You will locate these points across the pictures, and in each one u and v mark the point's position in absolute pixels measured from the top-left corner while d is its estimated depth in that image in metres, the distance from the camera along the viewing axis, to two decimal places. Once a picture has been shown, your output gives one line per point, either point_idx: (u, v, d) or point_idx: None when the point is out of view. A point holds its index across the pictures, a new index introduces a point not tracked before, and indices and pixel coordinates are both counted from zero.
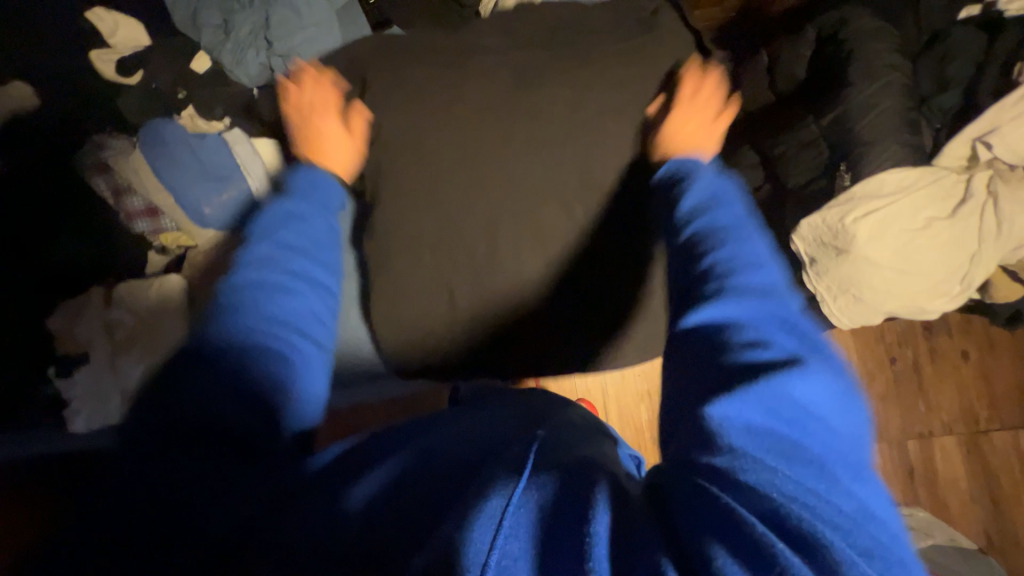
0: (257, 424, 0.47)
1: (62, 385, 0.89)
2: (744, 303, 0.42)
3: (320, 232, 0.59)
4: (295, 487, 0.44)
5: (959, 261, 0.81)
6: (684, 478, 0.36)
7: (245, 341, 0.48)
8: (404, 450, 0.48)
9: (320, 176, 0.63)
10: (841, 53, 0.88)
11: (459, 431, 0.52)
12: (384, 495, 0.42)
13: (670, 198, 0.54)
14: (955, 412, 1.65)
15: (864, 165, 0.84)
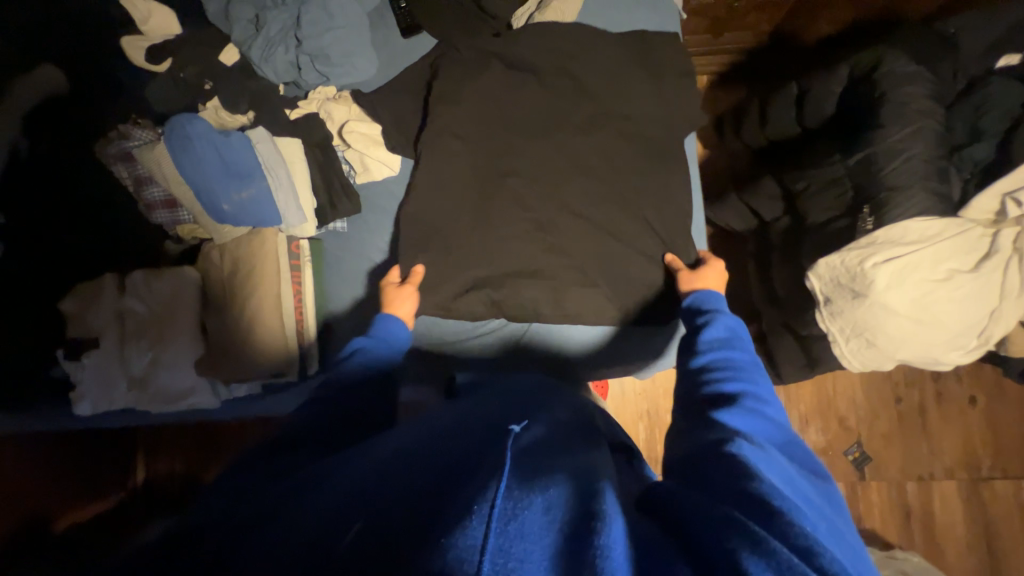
0: (320, 478, 0.52)
1: (70, 368, 0.88)
2: (761, 424, 0.59)
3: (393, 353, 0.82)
4: (334, 496, 0.48)
5: (979, 315, 0.80)
6: (709, 516, 0.43)
7: (316, 467, 0.56)
8: (428, 462, 0.52)
9: (393, 326, 0.85)
10: (874, 94, 0.87)
11: (469, 440, 0.56)
12: (415, 503, 0.46)
13: (694, 334, 0.79)
14: (957, 456, 1.63)
15: (889, 210, 0.82)
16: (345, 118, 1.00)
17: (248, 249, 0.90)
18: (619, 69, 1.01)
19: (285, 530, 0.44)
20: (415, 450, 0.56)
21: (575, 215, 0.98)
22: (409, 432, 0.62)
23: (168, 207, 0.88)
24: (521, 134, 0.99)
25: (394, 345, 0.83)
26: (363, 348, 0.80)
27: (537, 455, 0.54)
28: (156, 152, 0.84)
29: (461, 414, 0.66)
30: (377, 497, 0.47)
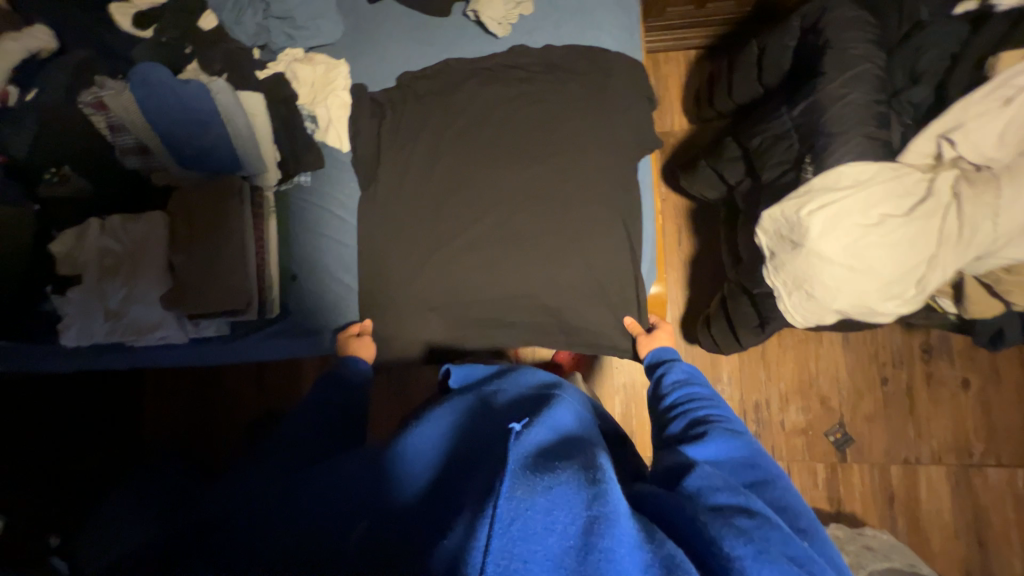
0: (363, 492, 0.63)
1: (58, 301, 0.99)
2: (735, 441, 0.69)
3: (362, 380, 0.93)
4: (375, 518, 0.59)
5: (915, 262, 0.78)
6: (706, 529, 0.52)
7: (350, 479, 0.65)
8: (449, 484, 0.63)
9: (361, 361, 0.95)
10: (818, 42, 0.87)
11: (471, 457, 0.65)
12: (449, 517, 0.56)
13: (663, 376, 0.88)
14: (946, 441, 1.56)
15: (827, 156, 0.82)
16: (313, 80, 1.05)
17: (214, 192, 0.97)
18: (569, 25, 1.03)
19: (356, 539, 0.56)
20: (445, 469, 0.66)
21: (522, 167, 1.00)
22: (431, 431, 0.72)
23: (139, 152, 0.96)
24: (474, 91, 1.03)
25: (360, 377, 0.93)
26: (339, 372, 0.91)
27: (538, 450, 0.61)
28: (127, 101, 0.92)
29: (460, 426, 0.74)
30: (415, 513, 0.59)
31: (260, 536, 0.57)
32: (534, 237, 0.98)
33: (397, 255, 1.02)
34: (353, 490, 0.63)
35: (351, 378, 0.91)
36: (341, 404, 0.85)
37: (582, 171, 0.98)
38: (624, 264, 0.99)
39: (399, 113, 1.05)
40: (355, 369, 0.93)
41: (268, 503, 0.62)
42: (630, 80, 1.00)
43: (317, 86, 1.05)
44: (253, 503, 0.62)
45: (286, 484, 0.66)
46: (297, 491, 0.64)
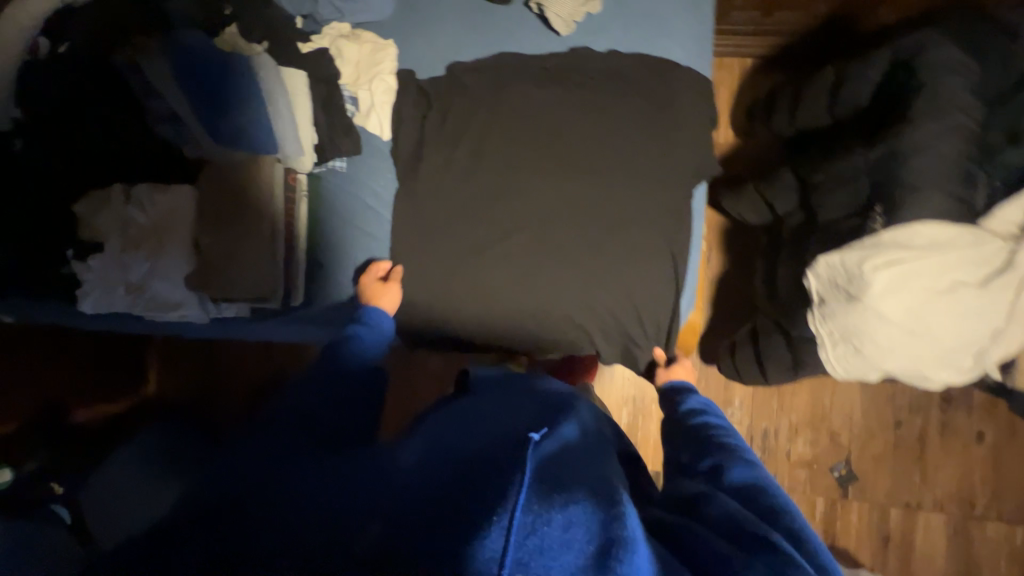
0: (356, 471, 0.57)
1: (78, 268, 0.95)
2: (751, 470, 0.67)
3: (377, 348, 0.86)
4: (366, 497, 0.53)
5: (979, 335, 0.75)
6: (723, 562, 0.51)
7: (347, 462, 0.60)
8: (453, 472, 0.58)
9: (381, 320, 0.89)
10: (908, 85, 0.81)
11: (478, 450, 0.61)
12: (453, 512, 0.51)
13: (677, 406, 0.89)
14: (950, 490, 1.56)
15: (900, 211, 0.78)
16: (358, 59, 1.00)
17: (250, 174, 0.92)
18: (637, 31, 0.96)
19: (358, 509, 0.51)
20: (456, 452, 0.62)
21: (570, 179, 0.95)
22: (442, 430, 0.69)
23: (172, 122, 0.91)
24: (527, 91, 0.97)
25: (375, 346, 0.86)
26: (356, 335, 0.85)
27: (557, 462, 0.60)
28: (163, 68, 0.87)
29: (470, 423, 0.70)
30: (423, 489, 0.55)
31: (253, 493, 0.52)
32: (574, 253, 0.94)
33: (429, 256, 0.97)
34: (349, 471, 0.58)
35: (365, 346, 0.84)
36: (348, 371, 0.78)
37: (631, 191, 0.94)
38: (665, 292, 0.95)
39: (446, 107, 0.99)
40: (372, 336, 0.86)
41: (262, 466, 0.57)
42: (695, 99, 0.94)
43: (362, 66, 1.00)
44: (246, 463, 0.58)
45: (283, 451, 0.61)
46: (296, 462, 0.59)
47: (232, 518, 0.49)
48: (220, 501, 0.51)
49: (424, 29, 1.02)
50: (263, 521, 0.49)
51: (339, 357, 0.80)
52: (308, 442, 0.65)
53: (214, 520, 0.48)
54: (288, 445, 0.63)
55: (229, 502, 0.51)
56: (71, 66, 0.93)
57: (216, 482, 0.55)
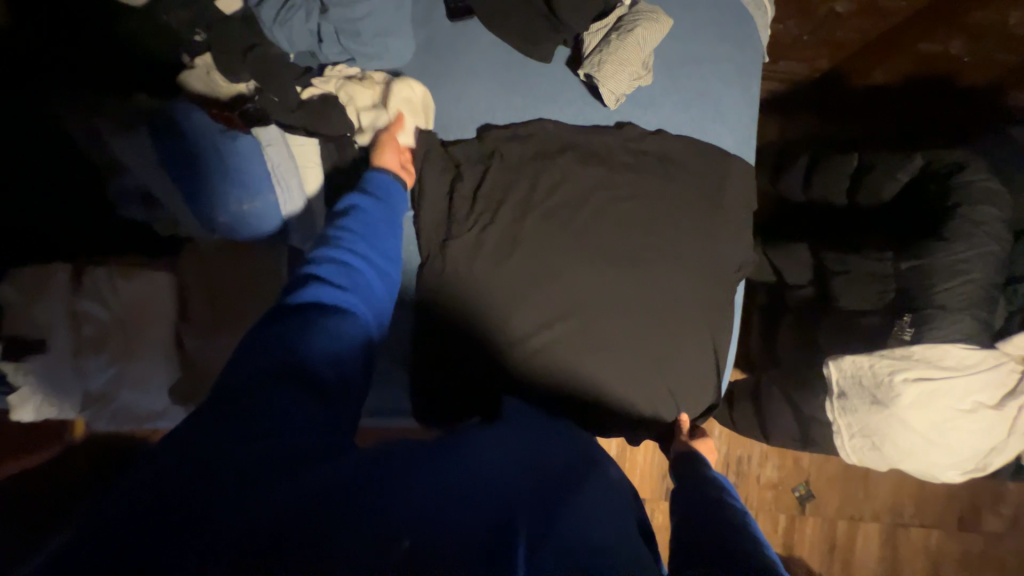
0: (354, 479, 0.43)
1: (12, 373, 0.71)
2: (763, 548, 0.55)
3: (394, 229, 0.70)
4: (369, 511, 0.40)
5: (984, 446, 0.84)
6: None
7: (343, 463, 0.45)
8: (483, 496, 0.45)
9: (394, 185, 0.74)
10: (944, 203, 0.85)
11: (517, 479, 0.49)
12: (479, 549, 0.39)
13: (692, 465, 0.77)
14: (885, 502, 1.79)
15: (930, 327, 0.82)
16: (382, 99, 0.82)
17: (244, 260, 0.77)
18: (686, 111, 0.91)
19: (369, 535, 0.38)
20: (486, 465, 0.50)
21: (611, 269, 0.86)
22: (465, 440, 0.54)
23: (144, 202, 0.74)
24: (571, 167, 0.88)
25: (389, 228, 0.70)
26: (364, 211, 0.68)
27: (595, 512, 0.49)
28: (142, 145, 0.68)
29: (496, 442, 0.56)
30: (455, 505, 0.43)
31: (242, 485, 0.40)
32: (614, 347, 0.86)
33: (460, 346, 0.87)
34: (339, 473, 0.43)
35: (375, 220, 0.68)
36: (361, 266, 0.63)
37: (678, 283, 0.88)
38: (705, 387, 0.92)
39: (479, 179, 0.88)
40: (383, 215, 0.70)
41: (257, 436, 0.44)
42: (738, 187, 0.92)
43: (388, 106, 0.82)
44: (238, 428, 0.44)
45: (283, 396, 0.48)
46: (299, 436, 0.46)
47: (213, 523, 0.37)
48: (206, 497, 0.39)
49: (452, 85, 0.90)
50: (247, 533, 0.37)
51: (344, 247, 0.63)
52: (314, 378, 0.51)
53: (193, 534, 0.36)
54: (288, 385, 0.49)
55: (213, 498, 0.39)
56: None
57: (195, 438, 0.43)
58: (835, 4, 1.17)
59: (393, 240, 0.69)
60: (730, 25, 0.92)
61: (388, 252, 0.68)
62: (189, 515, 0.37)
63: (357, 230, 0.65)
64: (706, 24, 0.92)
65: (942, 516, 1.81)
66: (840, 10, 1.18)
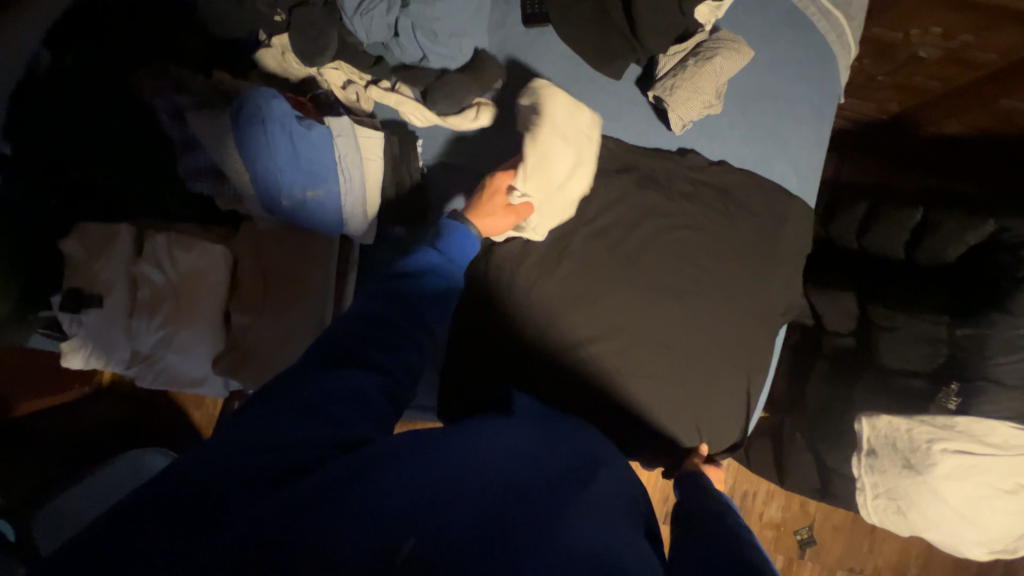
0: (381, 448, 0.45)
1: (68, 320, 0.77)
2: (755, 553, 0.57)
3: (456, 291, 0.67)
4: (390, 466, 0.44)
5: (1018, 529, 0.82)
6: None
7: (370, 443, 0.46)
8: (508, 487, 0.47)
9: (464, 241, 0.70)
10: (1017, 272, 0.81)
11: (535, 472, 0.52)
12: (495, 524, 0.42)
13: (696, 483, 0.78)
14: (889, 560, 1.71)
15: (977, 399, 0.83)
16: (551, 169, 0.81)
17: (301, 246, 0.79)
18: (749, 143, 0.89)
19: (384, 518, 0.39)
20: (502, 456, 0.52)
21: (657, 299, 0.85)
22: (490, 438, 0.55)
23: (211, 177, 0.75)
24: (624, 187, 0.87)
25: (450, 287, 0.66)
26: (434, 270, 0.65)
27: (592, 515, 0.50)
28: (217, 127, 0.70)
29: (514, 438, 0.57)
30: (466, 495, 0.44)
31: (271, 476, 0.41)
32: (646, 373, 0.85)
33: (491, 351, 0.86)
34: (363, 441, 0.46)
35: (438, 283, 0.64)
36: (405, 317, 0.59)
37: (716, 315, 0.87)
38: (732, 424, 0.91)
39: None
40: (448, 277, 0.66)
41: (287, 429, 0.44)
42: (792, 224, 0.89)
43: (542, 186, 0.80)
44: (292, 398, 0.47)
45: (325, 381, 0.50)
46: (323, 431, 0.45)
47: (252, 494, 0.40)
48: (249, 460, 0.42)
49: (516, 88, 0.89)
50: (271, 513, 0.38)
51: (402, 284, 0.61)
52: (352, 367, 0.52)
53: (224, 518, 0.38)
54: (343, 367, 0.52)
55: (253, 483, 0.40)
56: (81, 82, 0.73)
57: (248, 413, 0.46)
58: (918, 48, 1.09)
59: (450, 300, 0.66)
60: (808, 62, 0.90)
61: (446, 296, 0.65)
62: (225, 494, 0.40)
63: (416, 298, 0.61)
64: (785, 59, 0.89)
65: None
66: (923, 55, 1.10)
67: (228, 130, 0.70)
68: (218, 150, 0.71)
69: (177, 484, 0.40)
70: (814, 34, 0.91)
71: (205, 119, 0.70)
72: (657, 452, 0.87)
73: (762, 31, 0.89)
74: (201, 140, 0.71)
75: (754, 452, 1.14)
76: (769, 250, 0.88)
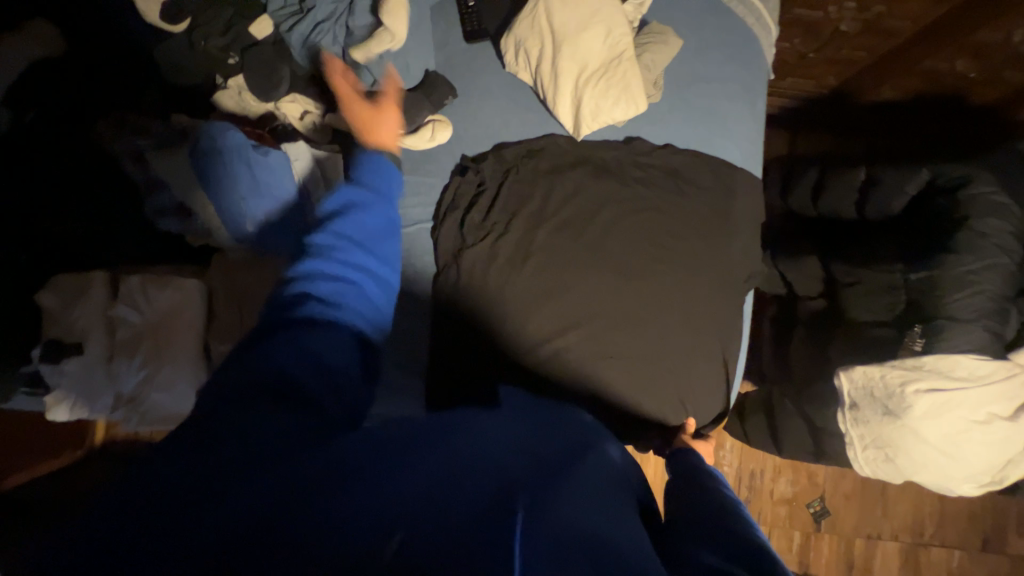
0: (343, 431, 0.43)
1: (47, 371, 0.77)
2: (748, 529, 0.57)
3: (388, 230, 0.59)
4: (361, 447, 0.41)
5: (1001, 457, 0.86)
6: None
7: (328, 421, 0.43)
8: (481, 451, 0.45)
9: (382, 164, 0.63)
10: (955, 213, 0.86)
11: (507, 440, 0.49)
12: (473, 483, 0.40)
13: (689, 460, 0.77)
14: (904, 522, 1.70)
15: (941, 338, 0.83)
16: (579, 49, 0.87)
17: (272, 271, 0.81)
18: (690, 125, 0.94)
19: (371, 509, 0.35)
20: (474, 429, 0.49)
21: (623, 281, 0.88)
22: (463, 417, 0.52)
23: (181, 215, 0.79)
24: (580, 180, 0.91)
25: (381, 235, 0.59)
26: (355, 206, 0.58)
27: (585, 486, 0.48)
28: (180, 166, 0.75)
29: (491, 421, 0.54)
30: (441, 462, 0.41)
31: (241, 467, 0.37)
32: (624, 355, 0.88)
33: (471, 351, 0.88)
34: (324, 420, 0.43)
35: (365, 224, 0.57)
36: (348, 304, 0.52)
37: (682, 287, 0.90)
38: (714, 393, 0.93)
39: (491, 188, 0.91)
40: (375, 213, 0.59)
41: (245, 433, 0.39)
42: (741, 195, 0.94)
43: (574, 22, 0.86)
44: (237, 396, 0.42)
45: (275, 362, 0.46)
46: (291, 423, 0.41)
47: (202, 498, 0.34)
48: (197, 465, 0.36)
49: (466, 100, 0.94)
50: (259, 506, 0.34)
51: (326, 240, 0.55)
52: None
53: (185, 524, 0.33)
54: (296, 339, 0.47)
55: (214, 484, 0.35)
56: (46, 139, 0.77)
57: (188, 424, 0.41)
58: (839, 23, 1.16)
59: (384, 242, 0.58)
60: (735, 45, 0.96)
61: (384, 274, 0.57)
62: (164, 511, 0.33)
63: (343, 248, 0.54)
64: (712, 45, 0.96)
65: (963, 536, 1.71)
66: (844, 29, 1.16)
67: (190, 166, 0.75)
68: (185, 188, 0.76)
69: (91, 524, 0.33)
70: (735, 20, 0.97)
71: (170, 161, 0.75)
72: (645, 430, 0.89)
73: (686, 22, 0.96)
74: (167, 180, 0.75)
75: (748, 423, 1.15)
76: (723, 223, 0.92)
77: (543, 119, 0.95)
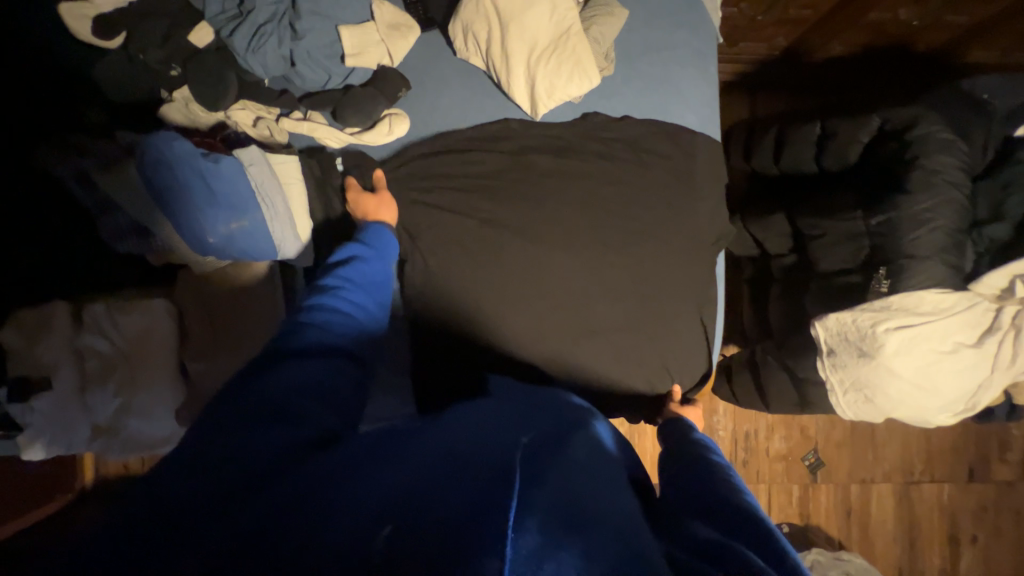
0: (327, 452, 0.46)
1: (18, 411, 0.75)
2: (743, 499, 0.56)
3: (385, 285, 0.71)
4: (343, 463, 0.44)
5: (970, 385, 0.89)
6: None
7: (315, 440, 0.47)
8: (464, 452, 0.46)
9: (385, 235, 0.77)
10: (904, 155, 0.88)
11: (491, 433, 0.51)
12: (452, 486, 0.42)
13: (681, 429, 0.77)
14: (895, 463, 1.76)
15: (903, 277, 0.87)
16: (526, 28, 0.87)
17: (242, 283, 0.80)
18: (645, 95, 0.95)
19: (353, 516, 0.38)
20: (459, 430, 0.51)
21: (593, 255, 0.89)
22: (449, 422, 0.54)
23: (137, 235, 0.76)
24: (541, 161, 0.91)
25: (381, 281, 0.71)
26: (360, 259, 0.70)
27: (572, 470, 0.48)
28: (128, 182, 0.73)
29: (480, 418, 0.55)
30: (420, 471, 0.43)
31: (221, 505, 0.39)
32: (603, 328, 0.89)
33: (453, 341, 0.88)
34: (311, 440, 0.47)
35: (371, 272, 0.70)
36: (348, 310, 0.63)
37: (653, 256, 0.91)
38: (695, 355, 0.95)
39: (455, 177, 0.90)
40: (378, 268, 0.72)
41: (235, 454, 0.43)
42: (701, 160, 0.95)
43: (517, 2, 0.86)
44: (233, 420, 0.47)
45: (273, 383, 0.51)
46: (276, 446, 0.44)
47: (194, 524, 0.37)
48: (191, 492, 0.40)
49: (420, 91, 0.93)
50: (245, 527, 0.37)
51: (335, 279, 0.66)
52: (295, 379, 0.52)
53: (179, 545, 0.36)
54: (291, 365, 0.53)
55: (208, 507, 0.39)
56: None
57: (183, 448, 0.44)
58: None
59: (384, 290, 0.71)
60: (680, 12, 0.97)
61: (378, 296, 0.69)
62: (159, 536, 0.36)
63: (352, 282, 0.67)
64: (658, 13, 0.96)
65: (952, 470, 1.78)
66: None
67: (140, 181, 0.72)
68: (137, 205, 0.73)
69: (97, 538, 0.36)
70: None
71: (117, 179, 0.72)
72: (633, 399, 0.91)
73: None
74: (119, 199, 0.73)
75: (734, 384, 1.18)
76: (687, 189, 0.93)
77: (499, 103, 0.94)
